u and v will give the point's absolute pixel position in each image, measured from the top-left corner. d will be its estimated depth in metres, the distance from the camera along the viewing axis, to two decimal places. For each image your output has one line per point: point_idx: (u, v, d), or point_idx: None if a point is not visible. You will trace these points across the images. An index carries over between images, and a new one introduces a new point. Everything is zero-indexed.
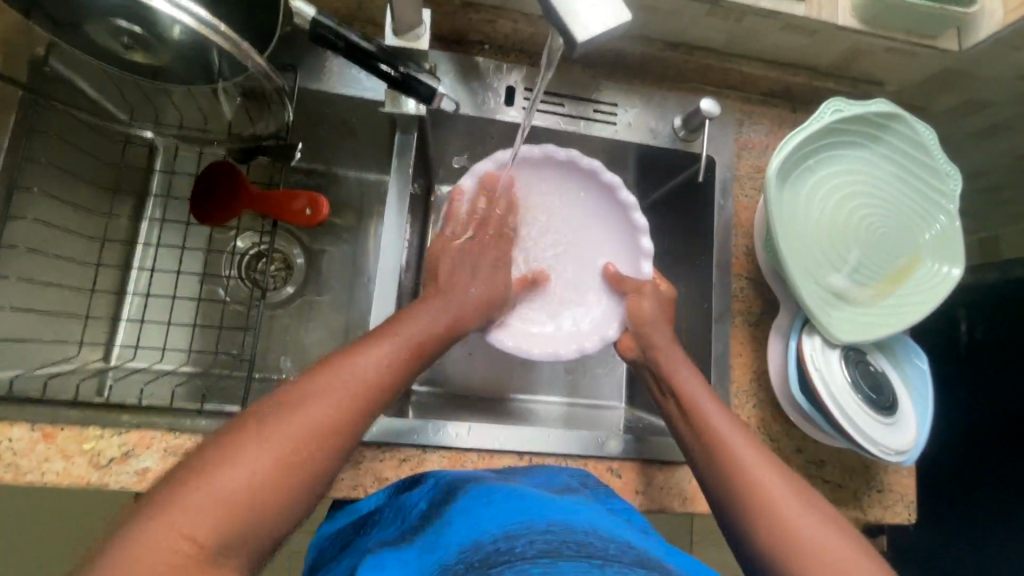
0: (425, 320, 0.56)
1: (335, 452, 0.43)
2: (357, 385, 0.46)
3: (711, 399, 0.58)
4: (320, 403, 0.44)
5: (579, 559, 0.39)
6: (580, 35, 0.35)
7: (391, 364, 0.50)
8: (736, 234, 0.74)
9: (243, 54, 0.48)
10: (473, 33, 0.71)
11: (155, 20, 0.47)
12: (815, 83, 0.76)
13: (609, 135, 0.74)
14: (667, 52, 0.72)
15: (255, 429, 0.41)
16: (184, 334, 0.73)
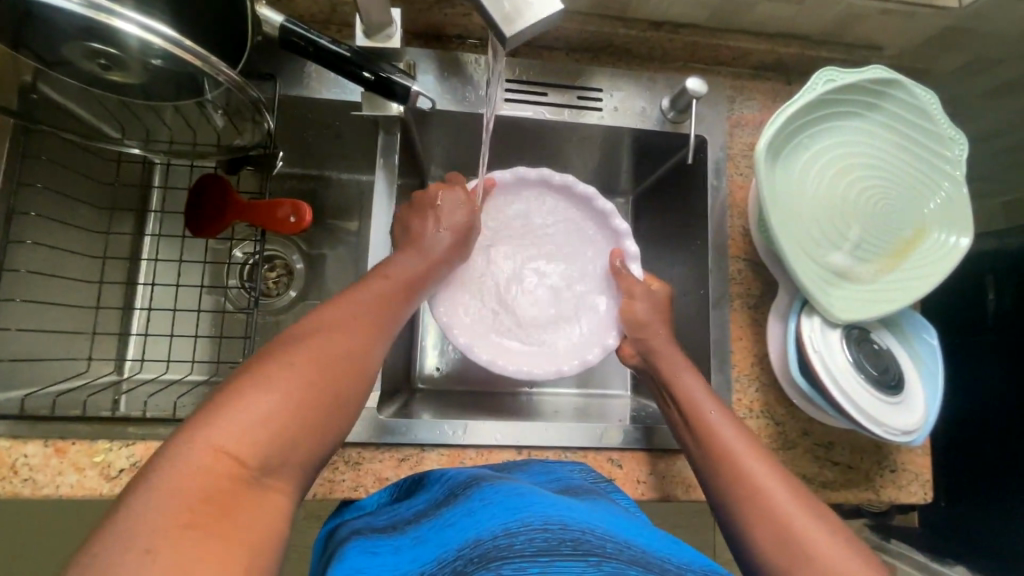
0: (409, 265, 0.58)
1: (358, 375, 0.44)
2: (359, 318, 0.48)
3: (716, 404, 0.58)
4: (330, 332, 0.45)
5: (575, 559, 0.41)
6: (506, 31, 0.37)
7: (392, 301, 0.52)
8: (731, 215, 0.72)
9: (213, 68, 0.49)
10: (451, 27, 0.70)
11: (124, 42, 0.48)
12: (809, 53, 0.73)
13: (595, 121, 0.72)
14: (649, 32, 0.70)
15: (278, 356, 0.41)
16: (191, 345, 0.76)
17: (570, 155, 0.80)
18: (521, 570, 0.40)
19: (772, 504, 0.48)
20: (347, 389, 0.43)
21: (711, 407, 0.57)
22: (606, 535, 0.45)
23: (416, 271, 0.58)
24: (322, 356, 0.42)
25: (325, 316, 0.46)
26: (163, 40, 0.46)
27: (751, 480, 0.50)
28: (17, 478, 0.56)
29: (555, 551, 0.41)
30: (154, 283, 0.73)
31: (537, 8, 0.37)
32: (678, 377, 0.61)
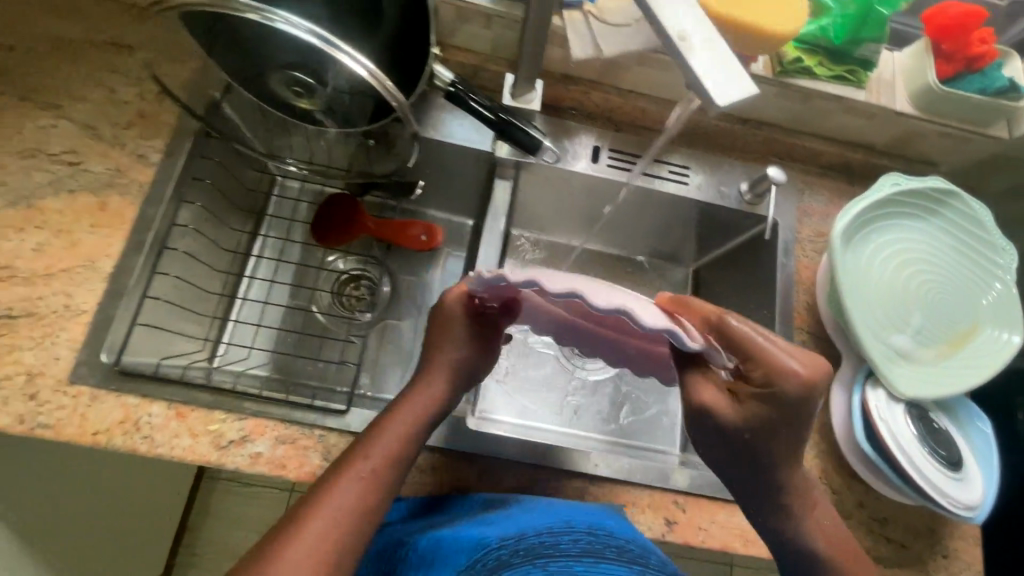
0: (413, 411, 0.57)
1: (354, 547, 0.48)
2: (361, 504, 0.49)
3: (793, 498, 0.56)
4: (324, 519, 0.47)
5: (618, 564, 0.49)
6: (720, 100, 0.39)
7: (382, 464, 0.53)
8: (798, 290, 0.79)
9: (394, 98, 0.59)
10: (568, 101, 0.80)
11: (331, 73, 0.59)
12: (873, 161, 0.83)
13: (679, 193, 0.82)
14: (737, 126, 0.81)
15: (280, 544, 0.45)
16: (278, 338, 0.83)
17: (649, 221, 0.90)
18: (568, 568, 0.47)
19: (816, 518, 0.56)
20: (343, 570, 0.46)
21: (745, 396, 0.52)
22: (648, 554, 0.53)
23: (416, 416, 0.57)
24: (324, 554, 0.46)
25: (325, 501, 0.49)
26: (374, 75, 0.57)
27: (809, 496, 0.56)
28: (139, 434, 0.62)
29: (597, 556, 0.49)
30: (259, 277, 0.82)
31: (734, 82, 0.40)
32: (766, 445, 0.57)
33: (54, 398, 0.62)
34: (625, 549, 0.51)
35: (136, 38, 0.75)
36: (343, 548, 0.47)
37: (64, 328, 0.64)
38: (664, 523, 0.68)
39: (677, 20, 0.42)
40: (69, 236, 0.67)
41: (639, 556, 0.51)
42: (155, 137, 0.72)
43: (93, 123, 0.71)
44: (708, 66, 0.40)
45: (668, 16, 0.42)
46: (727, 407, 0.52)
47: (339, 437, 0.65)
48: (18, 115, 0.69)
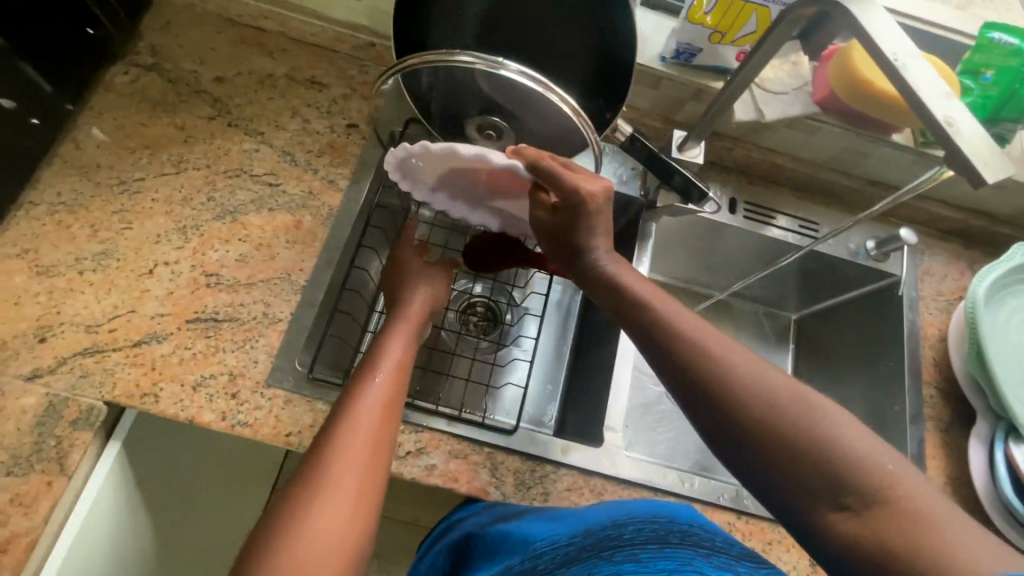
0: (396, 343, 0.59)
1: (382, 466, 0.48)
2: (376, 427, 0.50)
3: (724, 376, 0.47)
4: (357, 439, 0.48)
5: (686, 548, 0.48)
6: (988, 177, 0.43)
7: (390, 390, 0.54)
8: (924, 346, 0.83)
9: (590, 135, 0.67)
10: (709, 155, 0.87)
11: (532, 113, 0.68)
12: (992, 228, 0.88)
13: (788, 241, 0.86)
14: (866, 187, 0.87)
15: (328, 462, 0.46)
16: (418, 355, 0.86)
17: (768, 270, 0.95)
18: (633, 556, 0.47)
19: (813, 418, 0.43)
20: (377, 488, 0.46)
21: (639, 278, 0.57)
22: (715, 535, 0.52)
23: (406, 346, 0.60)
24: (368, 466, 0.47)
25: (332, 437, 0.48)
26: (576, 112, 0.65)
27: (764, 391, 0.44)
28: None
29: (662, 541, 0.49)
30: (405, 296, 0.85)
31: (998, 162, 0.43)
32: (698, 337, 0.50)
33: (252, 399, 0.66)
34: (692, 533, 0.51)
35: (329, 78, 0.84)
36: (379, 466, 0.48)
37: (262, 333, 0.69)
38: (810, 564, 0.69)
39: (947, 107, 0.44)
40: (268, 249, 0.73)
41: (708, 538, 0.51)
42: (342, 164, 0.79)
43: (290, 150, 0.79)
44: (981, 149, 0.43)
45: (937, 106, 0.44)
46: (552, 220, 0.60)
47: (505, 455, 0.69)
48: (228, 139, 0.78)
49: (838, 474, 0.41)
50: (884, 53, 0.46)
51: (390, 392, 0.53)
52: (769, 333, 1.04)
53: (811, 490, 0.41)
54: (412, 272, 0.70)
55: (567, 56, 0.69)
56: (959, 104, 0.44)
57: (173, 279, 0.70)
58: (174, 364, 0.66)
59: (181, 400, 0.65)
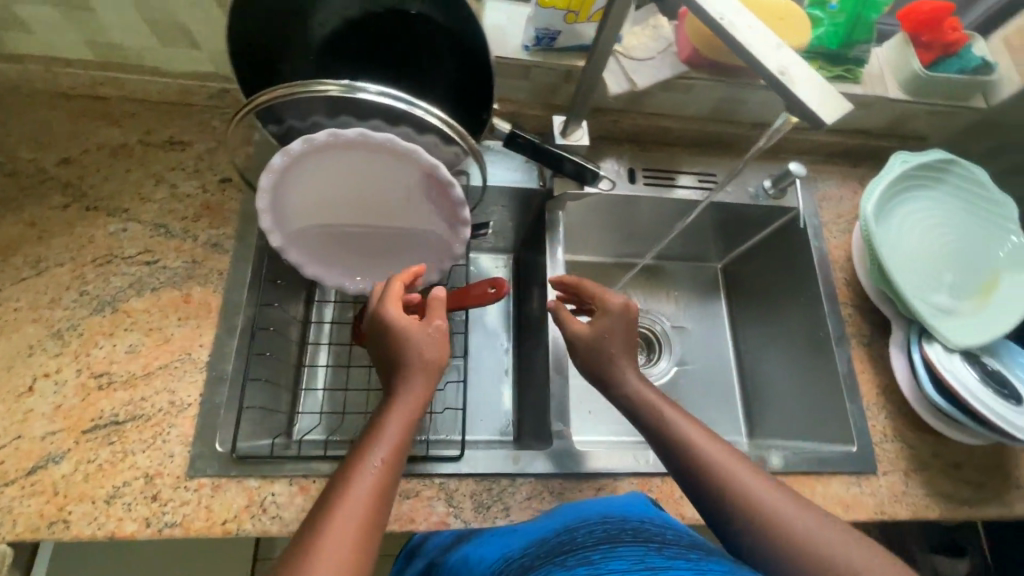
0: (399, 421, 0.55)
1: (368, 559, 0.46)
2: (365, 524, 0.47)
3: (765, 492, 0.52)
4: (344, 533, 0.45)
5: (635, 543, 0.49)
6: (827, 119, 0.44)
7: (391, 478, 0.51)
8: (833, 269, 0.86)
9: (466, 142, 0.65)
10: (599, 131, 0.86)
11: (403, 131, 0.65)
12: (871, 143, 0.92)
13: (699, 196, 0.87)
14: (751, 131, 0.89)
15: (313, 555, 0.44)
16: (355, 398, 0.82)
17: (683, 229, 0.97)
18: (585, 559, 0.47)
19: (824, 542, 0.48)
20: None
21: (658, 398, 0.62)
22: (665, 529, 0.54)
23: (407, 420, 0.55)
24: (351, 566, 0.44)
25: (319, 529, 0.46)
26: (447, 121, 0.63)
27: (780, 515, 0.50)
28: (266, 515, 0.62)
29: (613, 540, 0.50)
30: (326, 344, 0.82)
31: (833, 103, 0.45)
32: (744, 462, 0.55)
33: (176, 495, 0.61)
34: (643, 529, 0.53)
35: (189, 135, 0.78)
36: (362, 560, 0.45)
37: (173, 424, 0.64)
38: None
39: (777, 59, 0.45)
40: (160, 333, 0.68)
41: (658, 533, 0.52)
42: (224, 225, 0.75)
43: (163, 222, 0.73)
44: (813, 93, 0.45)
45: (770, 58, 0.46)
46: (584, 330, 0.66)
47: (458, 481, 0.67)
48: (88, 225, 0.72)
49: None
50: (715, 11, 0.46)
51: (388, 484, 0.50)
52: (697, 284, 1.07)
53: None
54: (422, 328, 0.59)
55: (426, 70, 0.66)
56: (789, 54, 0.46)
57: (58, 391, 0.64)
58: (79, 482, 0.61)
59: (96, 519, 0.59)
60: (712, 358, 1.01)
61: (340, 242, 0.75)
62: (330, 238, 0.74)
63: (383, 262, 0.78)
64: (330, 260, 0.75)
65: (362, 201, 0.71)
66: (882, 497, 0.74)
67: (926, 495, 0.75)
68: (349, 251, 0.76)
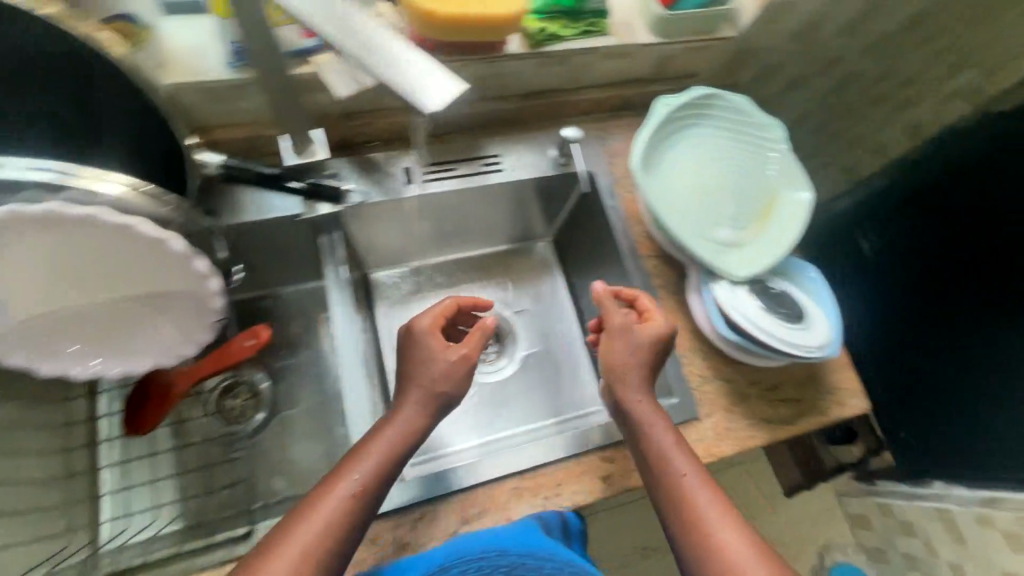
0: (365, 468, 0.59)
1: None
2: (305, 565, 0.53)
3: (718, 513, 0.59)
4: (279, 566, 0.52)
5: None
6: (431, 106, 0.51)
7: (349, 518, 0.57)
8: (631, 225, 0.85)
9: (165, 202, 0.58)
10: (359, 137, 0.82)
11: None
12: (645, 89, 0.91)
13: (503, 180, 0.85)
14: (523, 102, 0.85)
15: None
16: (169, 484, 0.82)
17: (490, 215, 0.93)
18: None
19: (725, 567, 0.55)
20: None
21: (632, 390, 0.67)
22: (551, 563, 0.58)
23: (371, 476, 0.59)
24: None
25: (263, 558, 0.53)
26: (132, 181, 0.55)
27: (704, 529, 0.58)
28: None
29: None
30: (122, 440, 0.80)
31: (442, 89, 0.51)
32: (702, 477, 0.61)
33: None
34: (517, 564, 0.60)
35: None
36: None
37: None
38: (603, 482, 0.70)
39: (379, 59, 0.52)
40: None
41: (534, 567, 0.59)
42: None
43: None
44: (420, 83, 0.51)
45: (380, 55, 0.53)
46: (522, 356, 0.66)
47: None
48: None
49: None
50: (326, 20, 0.52)
51: (342, 532, 0.56)
52: (528, 264, 1.04)
53: None
54: (439, 355, 0.65)
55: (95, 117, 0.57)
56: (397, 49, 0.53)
57: None
58: None
59: None
60: (556, 338, 0.98)
61: (59, 319, 0.63)
62: (48, 319, 0.62)
63: (128, 327, 0.68)
64: (51, 344, 0.64)
65: (75, 273, 0.60)
66: (708, 439, 0.75)
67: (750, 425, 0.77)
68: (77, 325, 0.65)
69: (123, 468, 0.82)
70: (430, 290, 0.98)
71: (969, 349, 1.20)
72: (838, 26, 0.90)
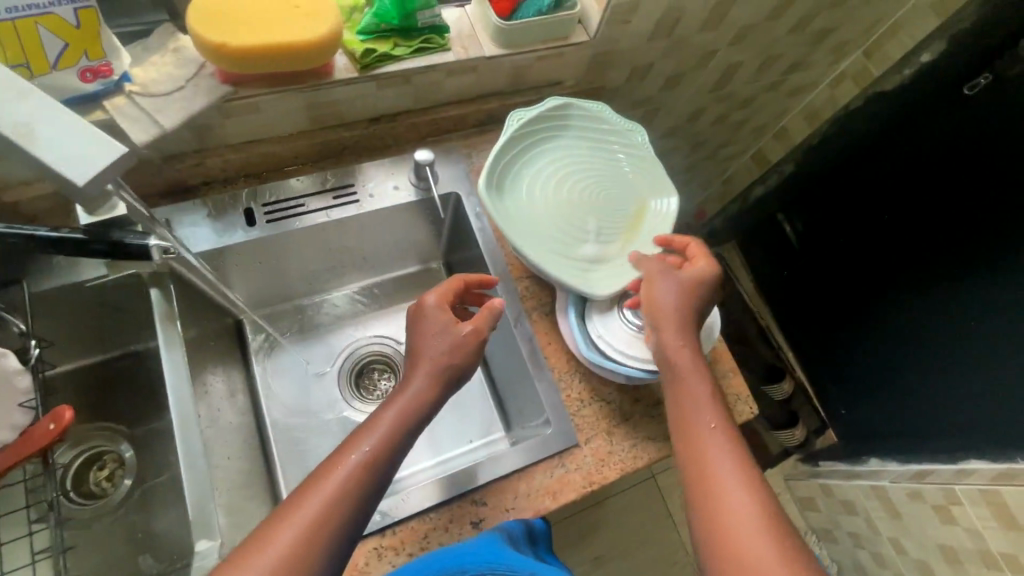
0: (370, 437, 0.56)
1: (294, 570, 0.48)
2: (298, 543, 0.49)
3: (732, 446, 0.58)
4: (291, 526, 0.50)
5: None
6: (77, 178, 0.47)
7: (343, 494, 0.53)
8: (500, 246, 0.81)
9: None
10: (194, 179, 0.76)
11: None
12: (509, 102, 0.87)
13: (356, 212, 0.80)
14: (374, 126, 0.81)
15: (261, 546, 0.49)
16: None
17: (361, 245, 0.88)
18: None
19: (732, 506, 0.53)
20: None
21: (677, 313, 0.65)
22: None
23: (381, 442, 0.56)
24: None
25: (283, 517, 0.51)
26: None
27: (709, 471, 0.56)
28: None
29: None
30: None
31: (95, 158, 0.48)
32: (705, 409, 0.61)
33: None
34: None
35: None
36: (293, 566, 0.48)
37: None
38: (473, 527, 0.67)
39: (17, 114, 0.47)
40: None
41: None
42: None
43: None
44: (65, 148, 0.48)
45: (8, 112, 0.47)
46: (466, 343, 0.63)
47: None
48: None
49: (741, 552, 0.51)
50: None
51: (343, 502, 0.52)
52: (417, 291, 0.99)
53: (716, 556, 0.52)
54: (431, 327, 0.63)
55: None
56: (39, 104, 0.48)
57: None
58: None
59: None
60: None
61: None
62: None
63: None
64: None
65: None
66: (588, 467, 0.71)
67: (633, 447, 0.73)
68: None
69: None
70: (305, 331, 0.93)
71: (886, 321, 1.21)
72: (698, 23, 0.88)
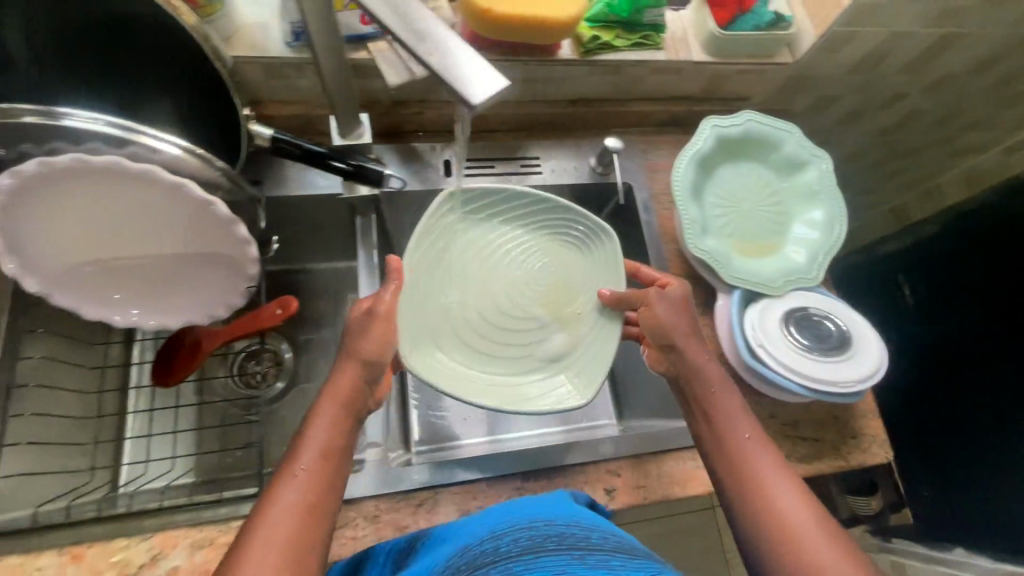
0: (326, 415, 0.56)
1: (317, 523, 0.51)
2: (305, 503, 0.51)
3: (749, 430, 0.61)
4: (296, 492, 0.51)
5: (557, 553, 0.47)
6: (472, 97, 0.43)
7: (323, 462, 0.53)
8: (664, 242, 0.85)
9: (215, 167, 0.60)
10: (407, 125, 0.84)
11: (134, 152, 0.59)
12: (694, 108, 0.91)
13: (538, 183, 0.86)
14: (571, 108, 0.86)
15: (279, 503, 0.50)
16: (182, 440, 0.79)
17: None
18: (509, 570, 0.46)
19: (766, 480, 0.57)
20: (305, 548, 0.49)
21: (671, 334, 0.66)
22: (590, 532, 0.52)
23: (335, 417, 0.56)
24: (290, 539, 0.49)
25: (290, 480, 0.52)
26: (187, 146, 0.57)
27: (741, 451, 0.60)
28: None
29: (537, 549, 0.49)
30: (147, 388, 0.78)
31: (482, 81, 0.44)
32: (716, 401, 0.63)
33: None
34: (568, 535, 0.51)
35: None
36: (308, 532, 0.50)
37: None
38: (605, 494, 0.71)
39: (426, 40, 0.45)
40: None
41: (583, 538, 0.50)
42: None
43: None
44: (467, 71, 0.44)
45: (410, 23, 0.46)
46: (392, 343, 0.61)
47: None
48: None
49: (780, 519, 0.55)
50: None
51: (329, 467, 0.54)
52: None
53: (760, 525, 0.55)
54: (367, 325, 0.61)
55: (151, 61, 0.60)
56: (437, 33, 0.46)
57: None
58: None
59: None
60: None
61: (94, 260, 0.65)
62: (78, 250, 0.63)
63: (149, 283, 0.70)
64: (76, 282, 0.65)
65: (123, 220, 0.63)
66: None
67: None
68: (106, 273, 0.67)
69: (147, 416, 0.79)
70: None
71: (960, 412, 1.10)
72: (903, 63, 0.87)
